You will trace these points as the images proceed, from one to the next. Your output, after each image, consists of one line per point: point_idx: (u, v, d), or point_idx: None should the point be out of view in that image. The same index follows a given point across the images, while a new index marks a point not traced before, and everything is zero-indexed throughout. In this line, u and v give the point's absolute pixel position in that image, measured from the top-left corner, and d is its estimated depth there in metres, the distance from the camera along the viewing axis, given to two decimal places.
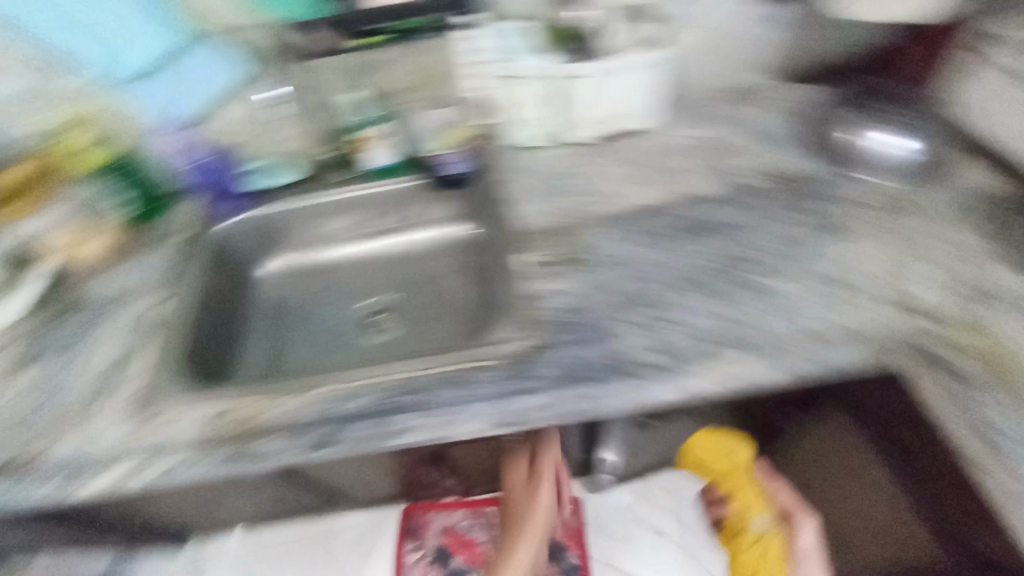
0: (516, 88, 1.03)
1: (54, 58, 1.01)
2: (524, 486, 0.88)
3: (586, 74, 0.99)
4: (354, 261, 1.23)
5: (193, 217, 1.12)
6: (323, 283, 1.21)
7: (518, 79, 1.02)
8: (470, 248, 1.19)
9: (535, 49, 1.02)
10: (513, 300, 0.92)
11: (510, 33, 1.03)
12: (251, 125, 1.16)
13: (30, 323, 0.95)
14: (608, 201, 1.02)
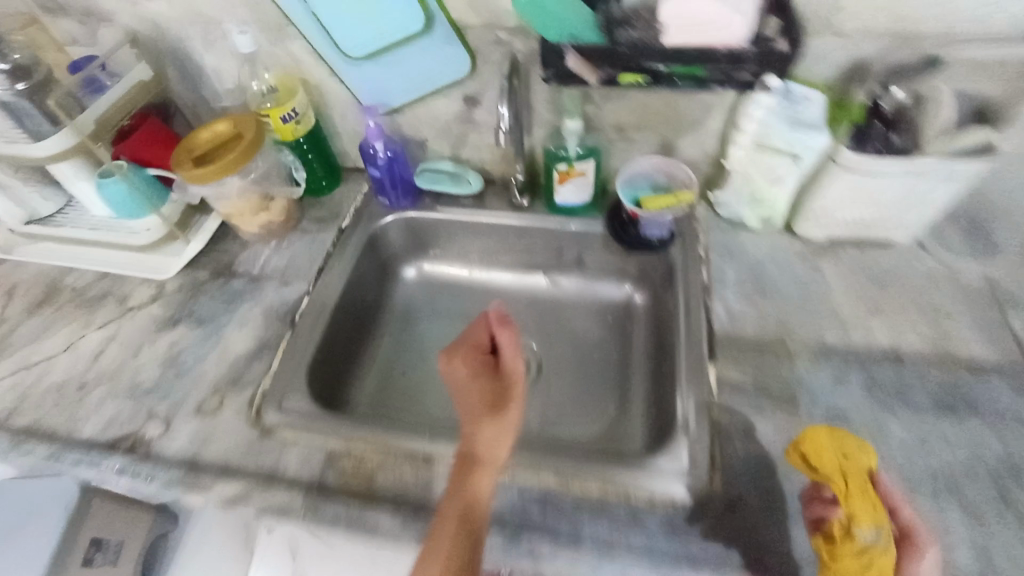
0: (770, 163, 0.80)
1: (264, 12, 0.85)
2: (474, 351, 0.71)
3: (874, 175, 0.73)
4: (502, 286, 1.11)
5: (357, 205, 1.06)
6: (463, 300, 1.10)
7: (779, 155, 0.78)
8: (628, 316, 1.05)
9: (818, 127, 0.74)
10: (687, 425, 0.74)
11: (809, 94, 0.73)
12: (434, 128, 0.97)
13: (184, 285, 0.95)
14: (835, 329, 0.79)
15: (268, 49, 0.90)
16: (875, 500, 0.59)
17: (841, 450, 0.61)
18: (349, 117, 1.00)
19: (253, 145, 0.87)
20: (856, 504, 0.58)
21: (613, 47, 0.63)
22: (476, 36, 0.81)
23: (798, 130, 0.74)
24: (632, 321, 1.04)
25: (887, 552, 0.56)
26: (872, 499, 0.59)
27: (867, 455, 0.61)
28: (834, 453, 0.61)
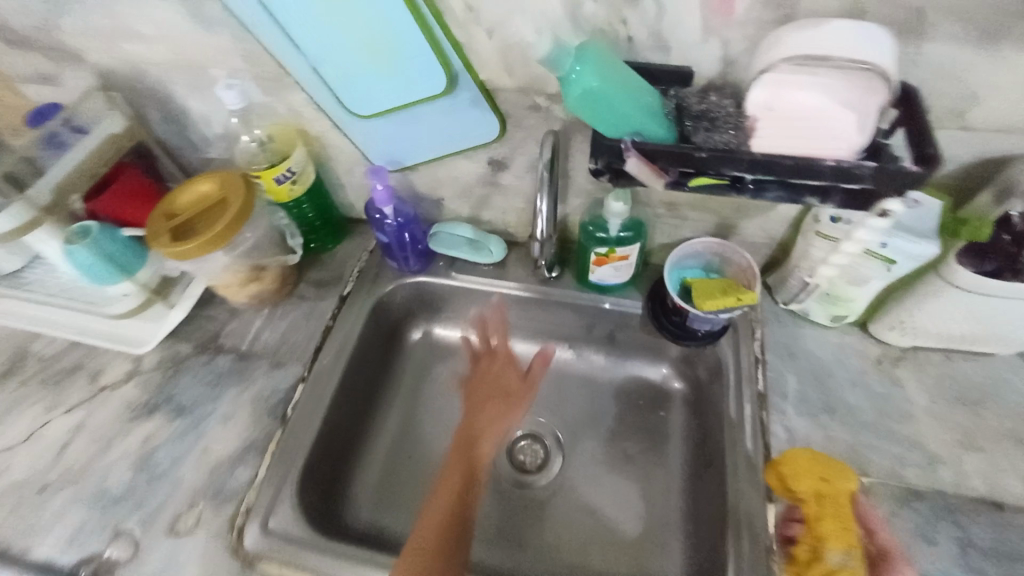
0: (865, 268, 0.67)
1: (258, 58, 0.71)
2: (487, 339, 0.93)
3: (1001, 296, 0.61)
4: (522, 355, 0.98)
5: (361, 265, 0.93)
6: None
7: (879, 264, 0.65)
8: (662, 400, 0.91)
9: (929, 243, 0.62)
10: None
11: (924, 203, 0.63)
12: (453, 187, 0.84)
13: (163, 362, 0.84)
14: (917, 463, 0.68)
15: (263, 98, 0.76)
16: (848, 526, 0.62)
17: (820, 475, 0.65)
18: (355, 172, 0.87)
19: (244, 214, 0.74)
20: (825, 525, 0.62)
21: (687, 150, 0.50)
22: (508, 100, 0.67)
23: (906, 238, 0.62)
24: (668, 404, 0.91)
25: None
26: (845, 523, 0.62)
27: (844, 482, 0.64)
28: (811, 476, 0.65)
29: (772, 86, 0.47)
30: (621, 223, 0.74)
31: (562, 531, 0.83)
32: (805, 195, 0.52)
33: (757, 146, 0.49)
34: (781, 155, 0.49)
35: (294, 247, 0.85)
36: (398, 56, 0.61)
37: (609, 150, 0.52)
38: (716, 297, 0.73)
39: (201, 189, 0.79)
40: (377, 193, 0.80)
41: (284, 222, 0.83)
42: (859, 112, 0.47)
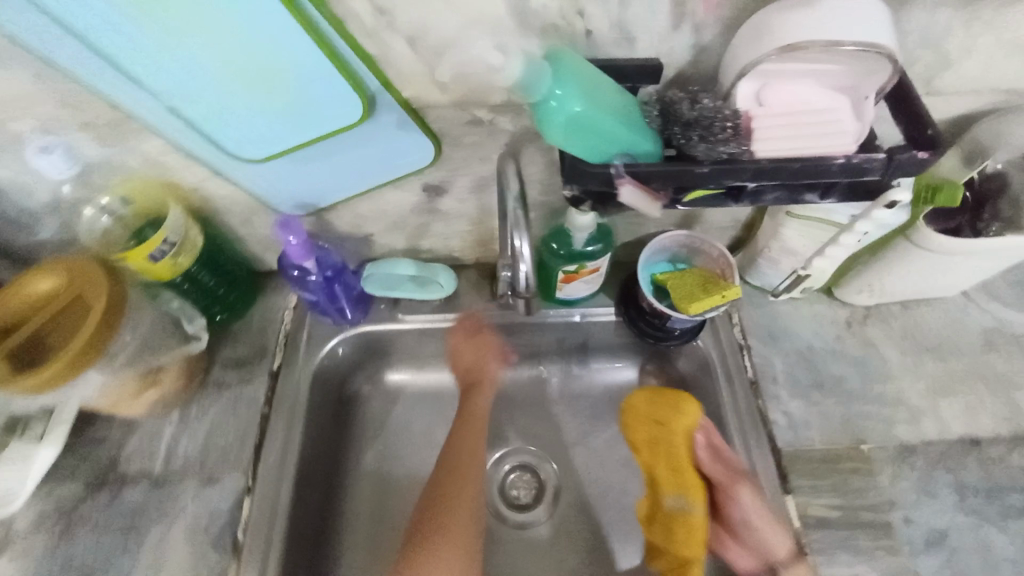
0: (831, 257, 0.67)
1: (82, 103, 0.52)
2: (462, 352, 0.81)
3: (961, 256, 0.63)
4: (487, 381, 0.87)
5: (286, 329, 0.77)
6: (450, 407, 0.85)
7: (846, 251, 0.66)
8: None
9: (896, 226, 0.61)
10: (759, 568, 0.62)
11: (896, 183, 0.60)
12: (384, 222, 0.71)
13: (46, 516, 0.64)
14: (904, 419, 0.70)
15: (103, 152, 0.57)
16: (677, 467, 0.71)
17: (653, 421, 0.73)
18: (255, 222, 0.69)
19: (115, 315, 0.56)
20: (660, 471, 0.72)
21: (682, 168, 0.43)
22: (444, 118, 0.55)
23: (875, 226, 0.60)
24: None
25: (692, 514, 0.69)
26: (674, 466, 0.71)
27: (676, 421, 0.71)
28: (646, 423, 0.74)
29: (758, 82, 0.44)
30: (588, 235, 0.66)
31: (578, 566, 0.77)
32: (805, 193, 0.47)
33: (759, 148, 0.43)
34: (785, 158, 0.43)
35: (197, 331, 0.67)
36: (284, 85, 0.47)
37: (592, 177, 0.43)
38: (700, 298, 0.68)
39: (42, 287, 0.58)
40: (291, 249, 0.64)
41: (175, 303, 0.65)
42: (850, 111, 0.44)
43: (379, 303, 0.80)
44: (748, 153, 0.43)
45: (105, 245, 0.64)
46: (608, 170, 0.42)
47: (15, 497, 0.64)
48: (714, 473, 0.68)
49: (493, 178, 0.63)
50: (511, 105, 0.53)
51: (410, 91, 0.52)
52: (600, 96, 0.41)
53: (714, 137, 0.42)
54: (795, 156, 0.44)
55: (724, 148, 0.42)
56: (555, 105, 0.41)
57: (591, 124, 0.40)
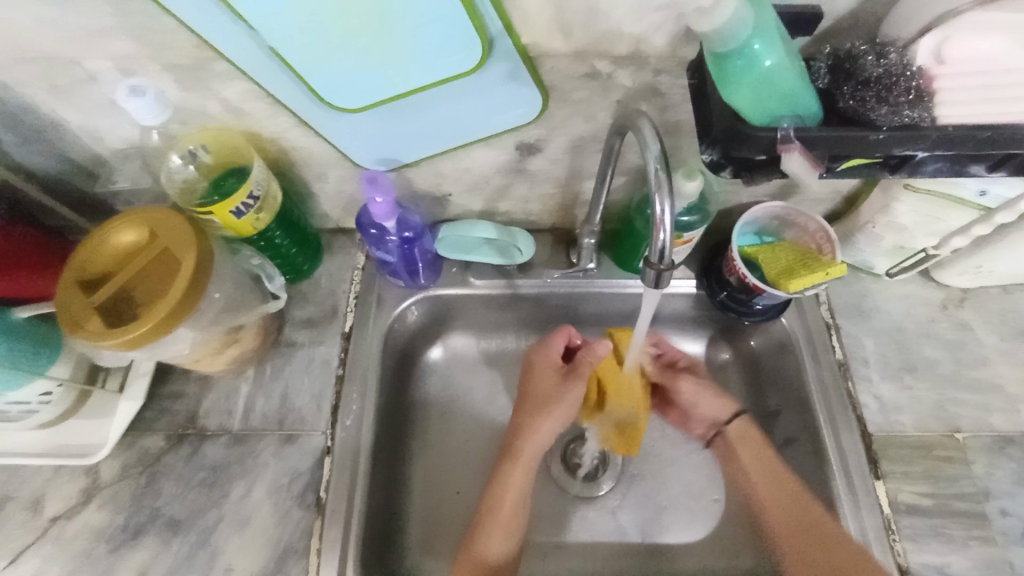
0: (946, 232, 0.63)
1: (165, 39, 0.47)
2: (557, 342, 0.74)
3: None
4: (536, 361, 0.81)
5: (355, 291, 0.74)
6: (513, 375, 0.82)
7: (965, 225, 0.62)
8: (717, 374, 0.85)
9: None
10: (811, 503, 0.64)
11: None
12: (465, 181, 0.67)
13: (130, 469, 0.64)
14: (1001, 408, 0.67)
15: (181, 95, 0.53)
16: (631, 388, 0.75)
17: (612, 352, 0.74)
18: (329, 177, 0.66)
19: (203, 270, 0.54)
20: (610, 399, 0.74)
21: (849, 132, 0.39)
22: (557, 70, 0.50)
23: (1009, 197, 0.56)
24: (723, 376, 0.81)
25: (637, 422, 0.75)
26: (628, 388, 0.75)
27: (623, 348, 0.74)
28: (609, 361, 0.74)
29: (944, 33, 0.38)
30: (686, 204, 0.61)
31: (643, 539, 0.76)
32: (970, 165, 0.43)
33: (941, 112, 0.39)
34: (974, 126, 0.39)
35: (275, 291, 0.65)
36: (397, 25, 0.43)
37: (754, 143, 0.39)
38: (801, 274, 0.64)
39: (125, 241, 0.56)
40: (376, 208, 0.61)
41: (255, 261, 0.63)
42: None
43: (449, 266, 0.77)
44: (930, 119, 0.39)
45: (184, 197, 0.60)
46: (776, 133, 0.39)
47: (97, 447, 0.64)
48: (655, 375, 0.78)
49: (593, 138, 0.58)
50: (634, 56, 0.49)
51: (529, 37, 0.47)
52: (784, 59, 0.37)
53: (894, 99, 0.38)
54: (984, 123, 0.39)
55: (905, 113, 0.38)
56: (746, 61, 0.37)
57: (767, 89, 0.38)
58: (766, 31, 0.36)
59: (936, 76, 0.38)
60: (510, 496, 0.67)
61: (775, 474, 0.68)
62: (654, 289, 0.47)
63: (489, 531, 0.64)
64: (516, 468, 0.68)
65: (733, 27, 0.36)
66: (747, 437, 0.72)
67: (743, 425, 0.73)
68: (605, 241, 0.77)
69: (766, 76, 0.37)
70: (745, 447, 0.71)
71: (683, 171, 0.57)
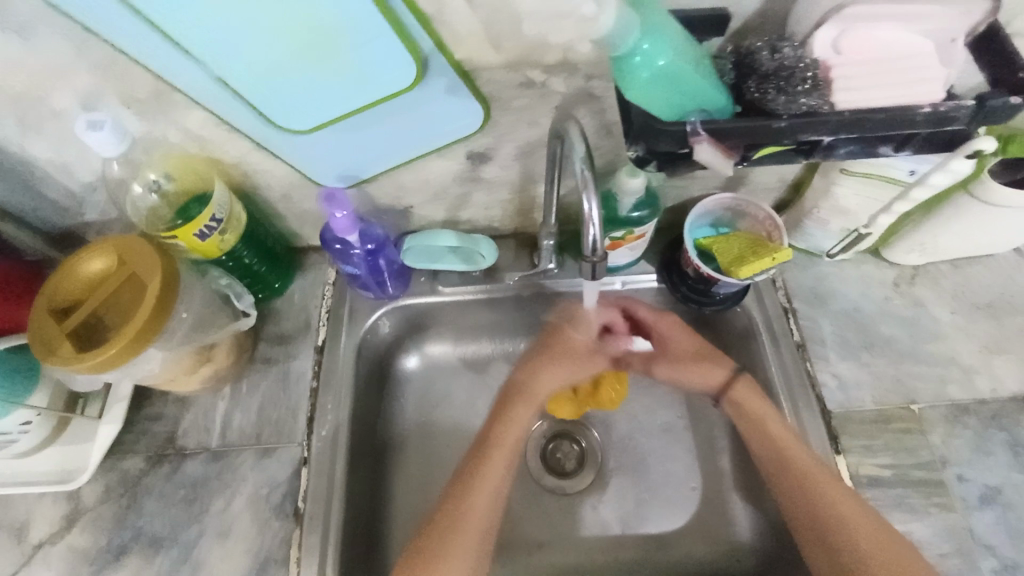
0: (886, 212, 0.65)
1: (121, 74, 0.50)
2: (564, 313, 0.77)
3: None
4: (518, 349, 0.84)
5: (327, 305, 0.76)
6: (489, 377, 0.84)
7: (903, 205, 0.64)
8: None
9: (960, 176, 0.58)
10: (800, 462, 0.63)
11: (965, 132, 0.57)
12: (424, 192, 0.69)
13: (112, 491, 0.66)
14: (956, 379, 0.69)
15: (142, 126, 0.56)
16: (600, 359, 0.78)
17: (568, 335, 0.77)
18: (293, 196, 0.68)
19: (170, 293, 0.56)
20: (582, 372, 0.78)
21: (755, 122, 0.42)
22: (494, 80, 0.53)
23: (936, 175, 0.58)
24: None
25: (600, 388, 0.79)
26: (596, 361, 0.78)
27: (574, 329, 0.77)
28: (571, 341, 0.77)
29: (840, 25, 0.40)
30: (635, 201, 0.64)
31: (624, 529, 0.78)
32: (879, 146, 0.45)
33: (837, 99, 0.42)
34: (870, 109, 0.41)
35: (246, 308, 0.67)
36: (334, 48, 0.46)
37: (669, 136, 0.43)
38: (750, 260, 0.66)
39: (94, 268, 0.58)
40: (336, 223, 0.64)
41: (223, 281, 0.65)
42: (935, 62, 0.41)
43: (418, 276, 0.79)
44: (828, 105, 0.42)
45: (150, 223, 0.63)
46: (685, 126, 0.42)
47: (79, 470, 0.66)
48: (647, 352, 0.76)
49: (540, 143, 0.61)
50: (565, 64, 0.52)
51: (463, 52, 0.50)
52: (678, 52, 0.40)
53: (792, 89, 0.42)
54: (879, 106, 0.41)
55: (802, 101, 0.41)
56: (641, 60, 0.40)
57: (668, 81, 0.41)
58: (653, 31, 0.39)
59: (832, 67, 0.41)
60: (513, 431, 0.70)
61: (801, 475, 0.62)
62: (590, 278, 0.54)
63: (488, 466, 0.67)
64: (522, 406, 0.71)
65: (620, 30, 0.39)
66: (775, 430, 0.65)
67: (770, 417, 0.66)
68: (567, 242, 0.79)
69: (664, 69, 0.40)
70: (774, 439, 0.65)
71: (626, 169, 0.60)
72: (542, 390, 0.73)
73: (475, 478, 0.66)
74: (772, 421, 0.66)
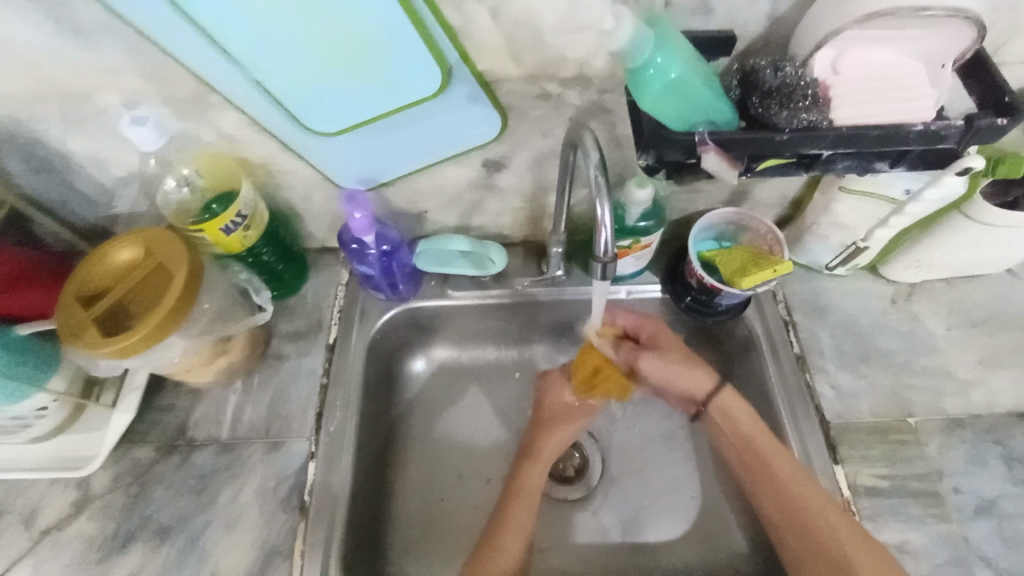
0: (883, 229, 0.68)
1: (165, 76, 0.53)
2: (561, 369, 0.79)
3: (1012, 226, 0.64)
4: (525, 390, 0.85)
5: (340, 304, 0.78)
6: (491, 380, 0.86)
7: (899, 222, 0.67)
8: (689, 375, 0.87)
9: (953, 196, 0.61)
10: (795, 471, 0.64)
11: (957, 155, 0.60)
12: (439, 197, 0.72)
13: (121, 479, 0.67)
14: (952, 393, 0.71)
15: (179, 125, 0.58)
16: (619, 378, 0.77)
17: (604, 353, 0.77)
18: (314, 197, 0.71)
19: (195, 282, 0.58)
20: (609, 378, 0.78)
21: (759, 134, 0.44)
22: (514, 92, 0.57)
23: (930, 195, 0.61)
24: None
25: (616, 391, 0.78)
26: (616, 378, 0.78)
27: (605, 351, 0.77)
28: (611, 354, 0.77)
29: (838, 48, 0.44)
30: (642, 210, 0.66)
31: (625, 537, 0.78)
32: (874, 162, 0.48)
33: (837, 115, 0.44)
34: (866, 126, 0.44)
35: (262, 303, 0.70)
36: (367, 59, 0.50)
37: (678, 145, 0.45)
38: (752, 272, 0.69)
39: (121, 258, 0.60)
40: (355, 223, 0.66)
41: (242, 275, 0.68)
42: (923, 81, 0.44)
43: (429, 279, 0.81)
44: (827, 121, 0.44)
45: (178, 218, 0.65)
46: (693, 137, 0.45)
47: (92, 458, 0.67)
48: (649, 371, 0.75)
49: (553, 152, 0.65)
50: (581, 78, 0.55)
51: (485, 64, 0.54)
52: (688, 66, 0.43)
53: (794, 105, 0.44)
54: (875, 123, 0.44)
55: (803, 116, 0.44)
56: (654, 72, 0.42)
57: (678, 93, 0.44)
58: (664, 45, 0.42)
59: (831, 85, 0.44)
60: (530, 481, 0.71)
61: (823, 528, 0.61)
62: (601, 279, 0.56)
63: (514, 509, 0.69)
64: (533, 463, 0.73)
65: (636, 45, 0.42)
66: (791, 483, 0.63)
67: (786, 469, 0.64)
68: (574, 252, 0.82)
69: (675, 80, 0.43)
70: (791, 493, 0.63)
71: (634, 179, 0.63)
72: (551, 451, 0.75)
73: (503, 522, 0.68)
74: (789, 476, 0.64)
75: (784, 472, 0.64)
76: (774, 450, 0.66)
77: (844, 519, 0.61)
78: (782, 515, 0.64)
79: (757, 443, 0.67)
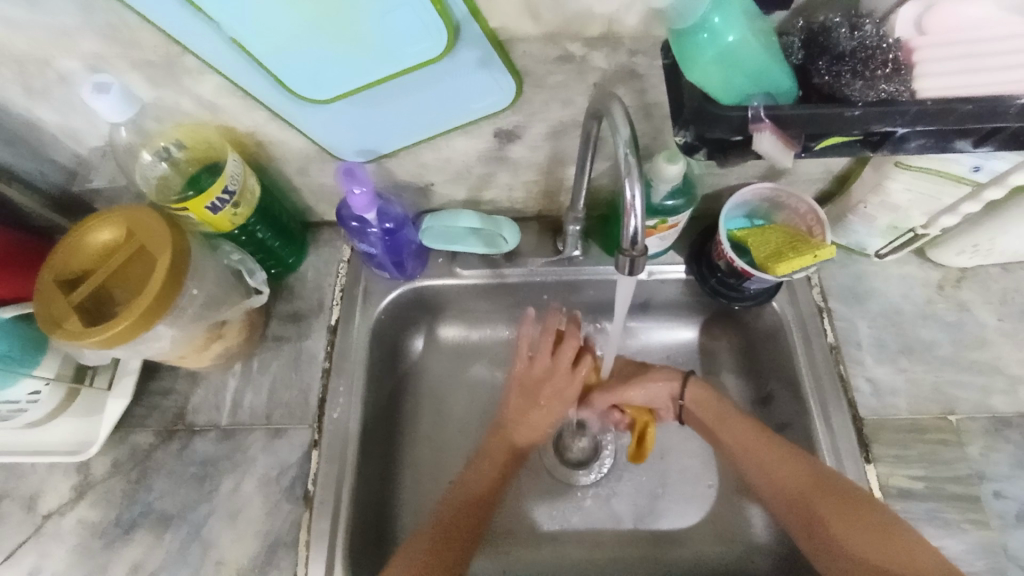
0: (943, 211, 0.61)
1: (130, 36, 0.47)
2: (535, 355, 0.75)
3: None
4: None
5: (341, 284, 0.73)
6: (492, 357, 0.82)
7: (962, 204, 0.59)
8: (709, 358, 0.80)
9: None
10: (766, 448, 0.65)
11: None
12: (446, 170, 0.66)
13: (122, 465, 0.65)
14: (1001, 390, 0.66)
15: (152, 92, 0.53)
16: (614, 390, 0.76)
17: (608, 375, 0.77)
18: (310, 170, 0.65)
19: (180, 270, 0.54)
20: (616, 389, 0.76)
21: (823, 108, 0.38)
22: (529, 54, 0.49)
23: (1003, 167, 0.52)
24: (717, 361, 0.80)
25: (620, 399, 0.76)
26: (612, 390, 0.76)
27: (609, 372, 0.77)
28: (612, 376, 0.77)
29: (925, 4, 0.37)
30: (670, 189, 0.60)
31: (637, 524, 0.76)
32: (956, 140, 0.41)
33: (921, 86, 0.37)
34: (958, 99, 0.37)
35: (258, 286, 0.65)
36: (359, 14, 0.42)
37: (725, 123, 0.39)
38: (789, 257, 0.61)
39: (102, 240, 0.56)
40: (355, 200, 0.60)
41: (235, 256, 0.63)
42: None
43: (436, 258, 0.76)
44: (909, 94, 0.37)
45: (160, 195, 0.60)
46: (746, 112, 0.38)
47: (90, 445, 0.65)
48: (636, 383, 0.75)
49: (573, 122, 0.58)
50: (608, 38, 0.48)
51: (497, 21, 0.46)
52: (744, 28, 0.37)
53: (870, 74, 0.38)
54: (968, 96, 0.37)
55: (881, 87, 0.37)
56: (706, 36, 0.36)
57: (732, 58, 0.37)
58: (723, 3, 0.36)
59: (916, 48, 0.37)
60: (535, 419, 0.74)
61: None
62: (629, 274, 0.49)
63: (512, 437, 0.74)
64: (534, 404, 0.75)
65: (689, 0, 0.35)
66: (850, 537, 0.57)
67: (836, 514, 0.58)
68: (591, 229, 0.76)
69: (729, 45, 0.36)
70: (835, 537, 0.58)
71: (664, 155, 0.56)
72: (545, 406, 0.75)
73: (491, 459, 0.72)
74: (839, 522, 0.58)
75: (831, 516, 0.58)
76: (771, 449, 0.65)
77: (819, 485, 0.60)
78: (779, 498, 0.63)
79: (807, 491, 0.60)
